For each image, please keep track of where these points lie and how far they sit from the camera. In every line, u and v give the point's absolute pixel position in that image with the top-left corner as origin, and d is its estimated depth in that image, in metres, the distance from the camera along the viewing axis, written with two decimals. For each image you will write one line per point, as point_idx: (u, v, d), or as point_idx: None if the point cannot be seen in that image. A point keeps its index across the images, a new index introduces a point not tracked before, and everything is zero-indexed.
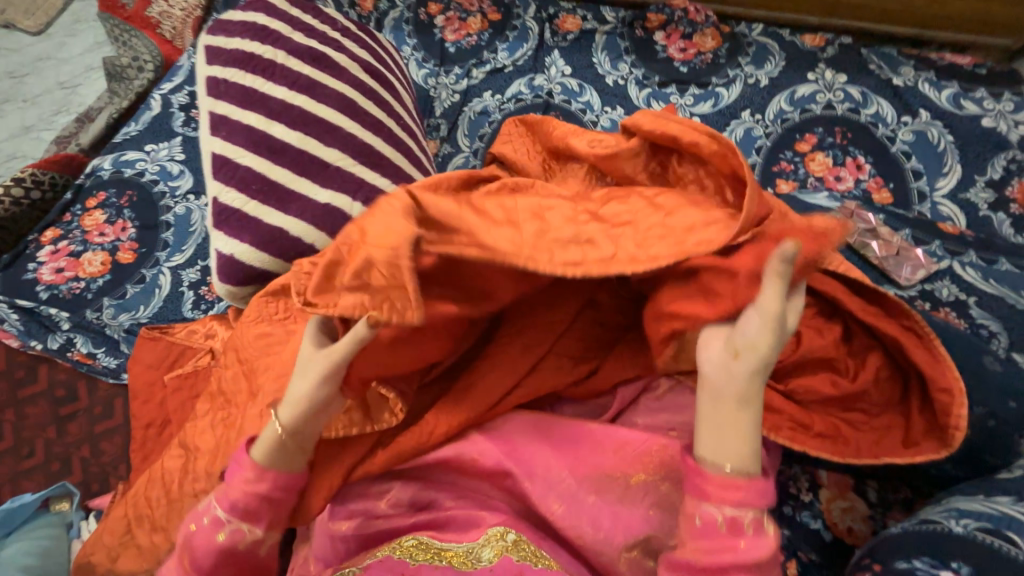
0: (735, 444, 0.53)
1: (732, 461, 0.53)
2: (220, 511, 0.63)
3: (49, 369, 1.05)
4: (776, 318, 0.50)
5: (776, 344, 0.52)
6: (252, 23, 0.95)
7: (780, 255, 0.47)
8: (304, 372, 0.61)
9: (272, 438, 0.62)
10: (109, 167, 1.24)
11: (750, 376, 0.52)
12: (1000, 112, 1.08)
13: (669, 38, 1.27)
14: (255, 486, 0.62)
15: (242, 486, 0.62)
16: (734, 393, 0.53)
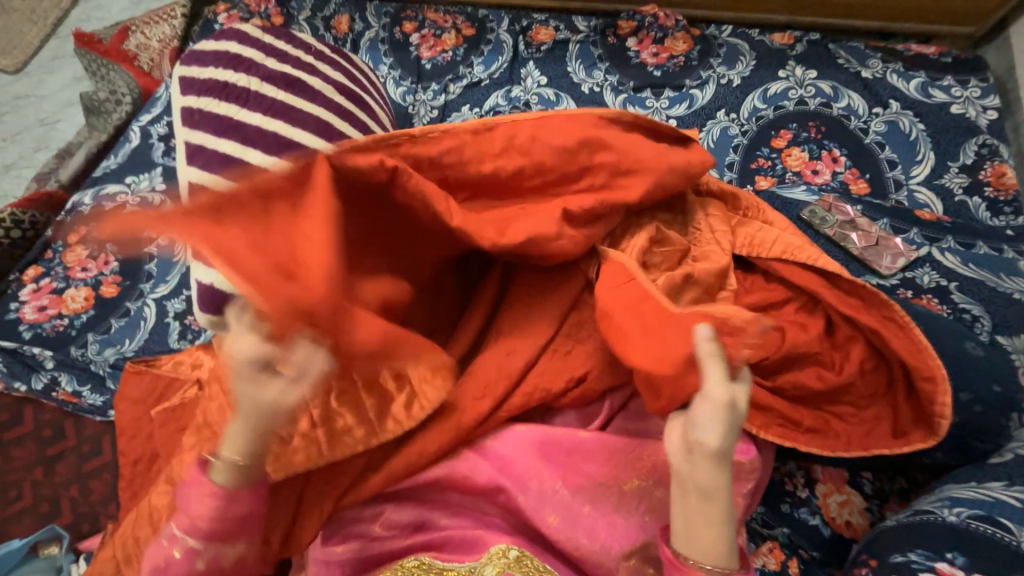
0: (709, 539, 0.56)
1: (708, 558, 0.56)
2: (192, 540, 0.59)
3: (33, 409, 1.03)
4: (721, 412, 0.54)
5: (727, 439, 0.55)
6: (225, 52, 0.95)
7: (701, 335, 0.55)
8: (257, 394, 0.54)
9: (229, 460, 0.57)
10: (89, 201, 1.23)
11: (708, 471, 0.55)
12: (967, 99, 1.10)
13: (641, 44, 1.29)
14: (228, 509, 0.58)
15: (206, 514, 0.58)
16: (697, 489, 0.56)
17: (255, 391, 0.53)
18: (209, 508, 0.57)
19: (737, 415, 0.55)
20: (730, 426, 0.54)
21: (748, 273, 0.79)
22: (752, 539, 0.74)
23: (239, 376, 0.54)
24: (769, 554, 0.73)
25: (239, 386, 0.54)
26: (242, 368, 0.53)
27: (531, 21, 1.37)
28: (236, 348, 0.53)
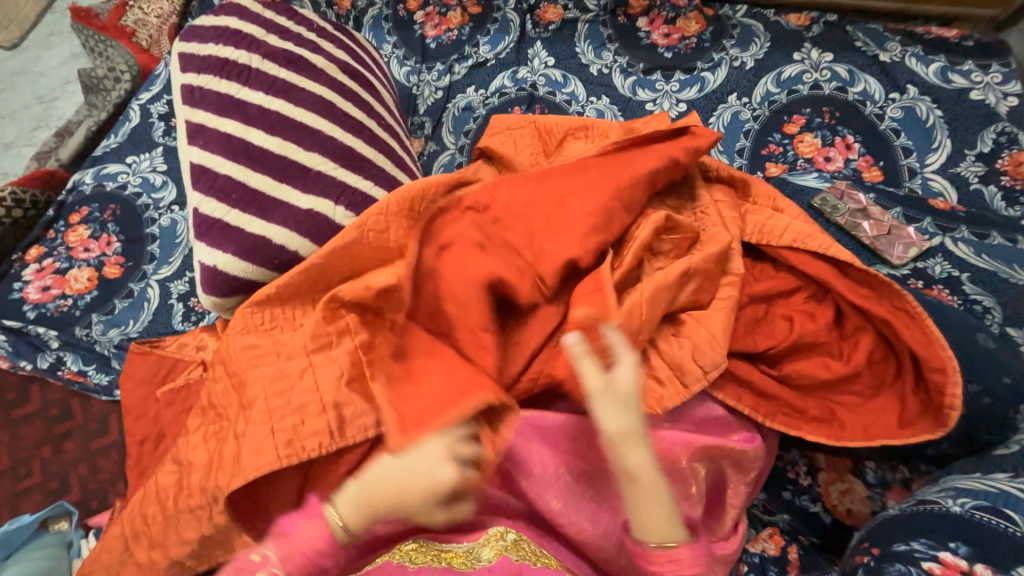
0: (650, 521, 0.57)
1: (668, 534, 0.57)
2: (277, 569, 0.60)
3: (40, 389, 1.03)
4: (608, 400, 0.56)
5: (627, 422, 0.56)
6: (225, 28, 0.93)
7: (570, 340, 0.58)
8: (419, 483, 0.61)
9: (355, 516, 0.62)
10: (91, 181, 1.22)
11: (630, 460, 0.56)
12: (987, 84, 1.07)
13: (652, 24, 1.25)
14: (322, 557, 0.62)
15: (308, 555, 0.61)
16: (628, 478, 0.57)
17: (427, 513, 0.61)
18: (315, 550, 0.61)
19: (626, 396, 0.56)
20: (622, 408, 0.56)
21: (758, 261, 0.78)
22: (753, 525, 0.77)
23: (422, 485, 0.60)
24: (768, 540, 0.76)
25: (411, 493, 0.60)
26: (425, 479, 0.60)
27: None
28: (435, 466, 0.60)
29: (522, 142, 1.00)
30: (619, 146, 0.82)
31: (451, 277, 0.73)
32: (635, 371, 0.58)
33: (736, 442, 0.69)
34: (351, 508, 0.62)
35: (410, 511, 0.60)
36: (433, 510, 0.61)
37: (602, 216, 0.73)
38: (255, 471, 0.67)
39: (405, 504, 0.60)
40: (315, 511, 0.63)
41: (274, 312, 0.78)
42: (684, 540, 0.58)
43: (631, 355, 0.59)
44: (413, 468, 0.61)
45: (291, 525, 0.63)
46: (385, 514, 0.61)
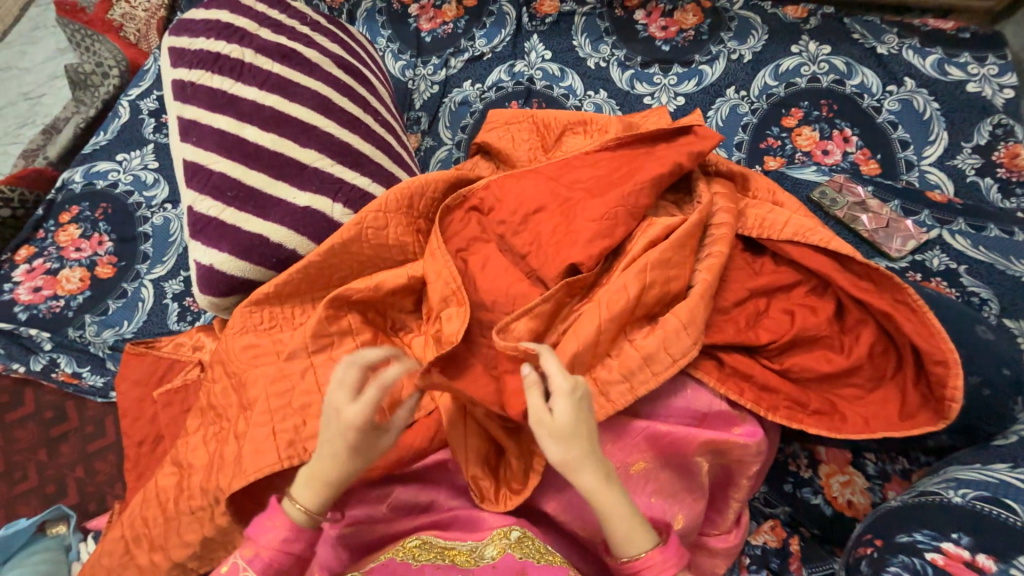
0: (610, 534, 0.60)
1: (639, 546, 0.59)
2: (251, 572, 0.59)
3: (35, 391, 1.02)
4: (548, 432, 0.58)
5: (562, 452, 0.58)
6: (216, 21, 0.91)
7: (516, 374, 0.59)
8: (334, 435, 0.58)
9: (307, 496, 0.60)
10: (80, 179, 1.20)
11: (584, 483, 0.58)
12: (984, 76, 1.07)
13: (649, 17, 1.24)
14: (290, 545, 0.60)
15: (276, 544, 0.59)
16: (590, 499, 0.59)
17: (362, 452, 0.59)
18: (281, 539, 0.59)
19: (559, 428, 0.57)
20: (555, 441, 0.57)
21: (758, 255, 0.78)
22: (754, 517, 0.77)
23: (339, 437, 0.58)
24: (770, 532, 0.75)
25: (340, 447, 0.58)
26: (340, 436, 0.58)
27: None
28: (340, 420, 0.57)
29: (520, 138, 0.99)
30: (620, 143, 0.82)
31: (461, 273, 0.74)
32: (569, 402, 0.57)
33: (738, 435, 0.69)
34: (305, 489, 0.60)
35: (341, 461, 0.59)
36: (368, 446, 0.59)
37: (604, 213, 0.73)
38: (257, 472, 0.66)
39: (340, 460, 0.59)
40: (272, 506, 0.61)
41: (272, 312, 0.78)
42: (649, 554, 0.59)
43: (566, 386, 0.58)
44: (326, 429, 0.59)
45: (256, 521, 0.61)
46: (333, 480, 0.60)
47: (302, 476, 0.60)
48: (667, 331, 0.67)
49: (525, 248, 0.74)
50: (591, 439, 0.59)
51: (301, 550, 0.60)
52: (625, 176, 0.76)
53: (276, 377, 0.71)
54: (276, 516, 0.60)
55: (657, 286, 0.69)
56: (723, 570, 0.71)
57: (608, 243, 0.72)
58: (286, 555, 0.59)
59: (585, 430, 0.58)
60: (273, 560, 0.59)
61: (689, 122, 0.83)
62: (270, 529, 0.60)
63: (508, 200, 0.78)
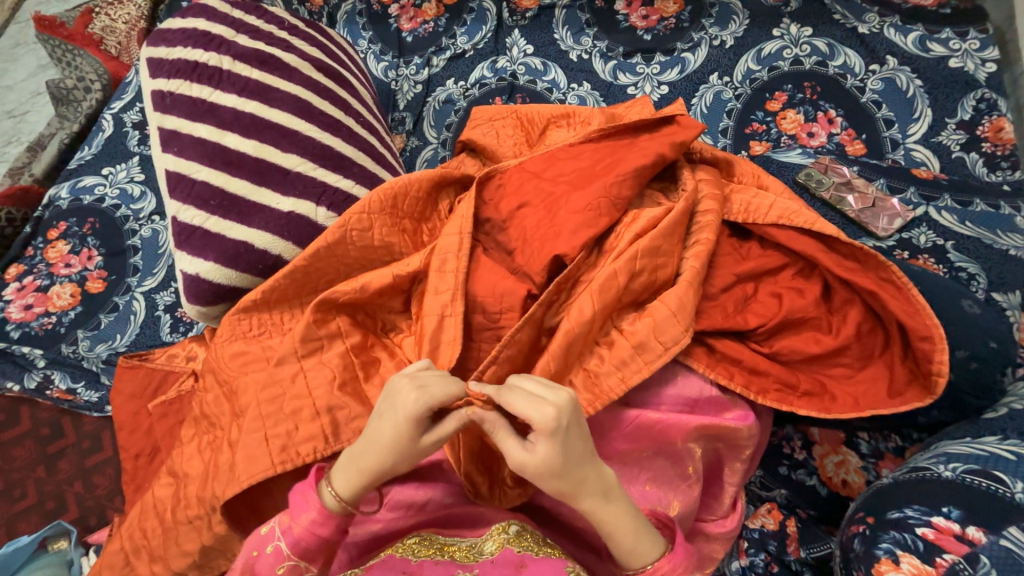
0: (618, 549, 0.61)
1: (648, 555, 0.61)
2: (283, 544, 0.61)
3: (30, 409, 1.02)
4: (533, 472, 0.57)
5: (557, 484, 0.58)
6: (193, 29, 0.90)
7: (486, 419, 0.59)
8: (390, 420, 0.59)
9: (347, 481, 0.61)
10: (67, 195, 1.19)
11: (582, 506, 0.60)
12: (966, 51, 1.07)
13: (630, 7, 1.23)
14: (319, 528, 0.61)
15: (306, 525, 0.61)
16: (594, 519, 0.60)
17: (412, 446, 0.59)
18: (311, 521, 0.61)
19: (545, 464, 0.57)
20: (549, 478, 0.57)
21: (745, 240, 0.78)
22: (751, 502, 0.78)
23: (390, 428, 0.59)
24: (767, 515, 0.76)
25: (390, 439, 0.59)
26: (392, 421, 0.58)
27: None
28: (398, 409, 0.58)
29: (504, 137, 0.99)
30: (603, 135, 0.82)
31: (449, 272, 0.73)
32: (549, 442, 0.56)
33: (730, 420, 0.69)
34: (343, 476, 0.62)
35: (386, 453, 0.60)
36: (413, 443, 0.59)
37: (586, 206, 0.73)
38: (251, 477, 0.66)
39: (386, 447, 0.59)
40: (312, 484, 0.63)
41: (261, 318, 0.78)
42: (656, 564, 0.60)
43: (545, 427, 0.55)
44: (381, 417, 0.60)
45: (292, 496, 0.63)
46: (371, 470, 0.61)
47: (347, 460, 0.62)
48: (659, 320, 0.67)
49: (510, 245, 0.75)
50: (580, 469, 0.58)
51: (328, 533, 0.62)
52: (608, 167, 0.76)
53: (268, 384, 0.71)
54: (312, 501, 0.61)
55: (644, 275, 0.70)
56: (722, 556, 0.71)
57: (592, 234, 0.72)
58: (315, 537, 0.61)
59: (574, 463, 0.57)
60: (303, 541, 0.61)
61: (669, 109, 0.83)
62: (304, 509, 0.61)
63: (493, 201, 0.79)
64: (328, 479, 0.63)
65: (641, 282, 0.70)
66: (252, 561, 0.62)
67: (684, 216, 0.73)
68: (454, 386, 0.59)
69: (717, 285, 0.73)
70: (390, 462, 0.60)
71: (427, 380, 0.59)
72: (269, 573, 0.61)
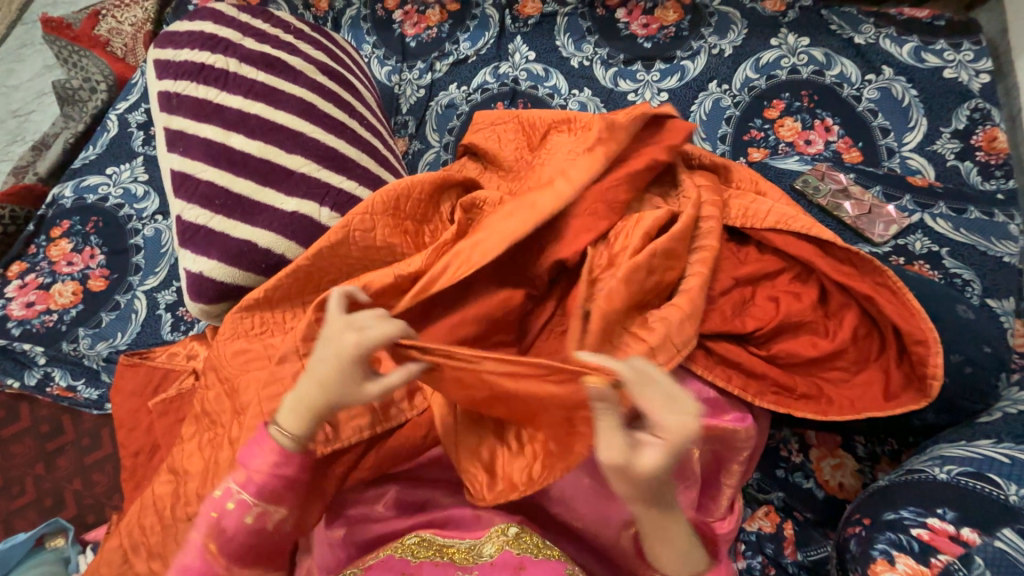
0: (668, 558, 0.59)
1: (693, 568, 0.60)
2: (246, 495, 0.62)
3: (30, 406, 1.02)
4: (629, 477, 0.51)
5: (647, 491, 0.52)
6: (200, 32, 0.91)
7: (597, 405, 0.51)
8: (331, 361, 0.59)
9: (292, 424, 0.62)
10: (71, 194, 1.20)
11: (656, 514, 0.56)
12: (960, 62, 1.09)
13: (631, 15, 1.26)
14: (279, 469, 0.62)
15: (262, 468, 0.62)
16: (659, 528, 0.57)
17: (350, 385, 0.59)
18: (271, 463, 0.62)
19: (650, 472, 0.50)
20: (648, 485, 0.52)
21: (744, 244, 0.79)
22: (749, 505, 0.78)
23: (332, 369, 0.59)
24: (765, 517, 0.76)
25: (325, 375, 0.59)
26: (334, 363, 0.59)
27: None
28: (338, 350, 0.59)
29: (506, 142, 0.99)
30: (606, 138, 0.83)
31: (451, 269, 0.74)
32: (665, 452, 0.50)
33: (729, 421, 0.70)
34: (288, 419, 0.62)
35: (328, 396, 0.59)
36: (355, 386, 0.59)
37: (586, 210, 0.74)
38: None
39: (328, 391, 0.59)
40: (263, 431, 0.63)
41: (263, 317, 0.78)
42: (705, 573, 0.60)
43: (674, 436, 0.49)
44: (323, 358, 0.60)
45: (248, 444, 0.64)
46: (316, 414, 0.61)
47: (292, 404, 0.62)
48: (659, 322, 0.67)
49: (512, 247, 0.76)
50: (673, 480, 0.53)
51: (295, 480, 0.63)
52: (609, 171, 0.77)
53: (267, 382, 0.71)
54: (263, 443, 0.63)
55: (644, 277, 0.70)
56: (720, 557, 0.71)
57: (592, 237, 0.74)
58: (278, 479, 0.62)
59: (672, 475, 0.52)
60: (266, 485, 0.62)
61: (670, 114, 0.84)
62: (259, 453, 0.62)
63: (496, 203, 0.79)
64: (275, 415, 0.64)
65: (640, 285, 0.70)
66: (213, 523, 0.62)
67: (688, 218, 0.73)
68: (390, 326, 0.59)
69: (718, 288, 0.74)
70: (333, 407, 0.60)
71: (367, 323, 0.60)
72: (236, 526, 0.61)
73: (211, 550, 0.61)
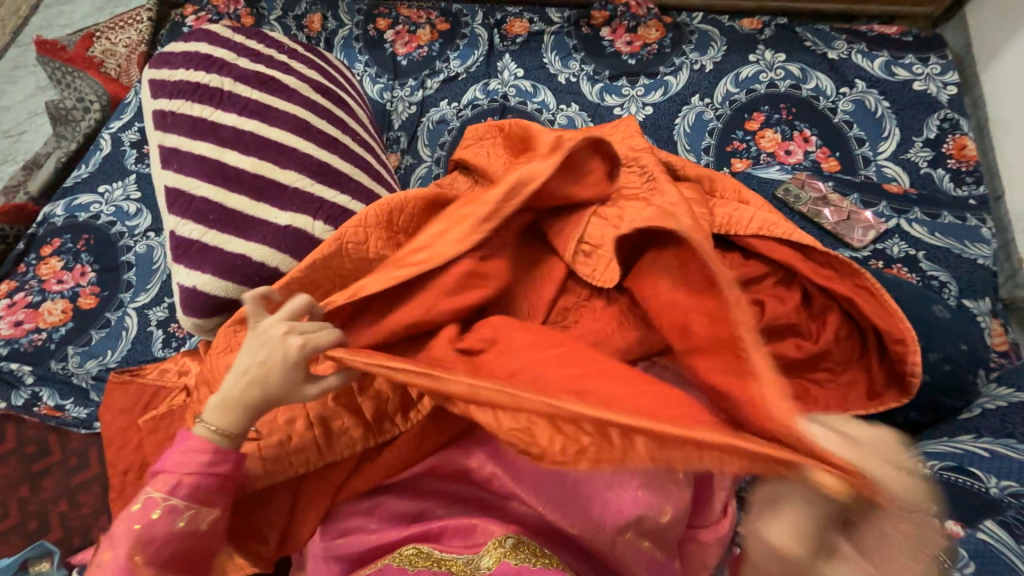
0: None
1: None
2: (175, 500, 0.56)
3: (16, 427, 1.00)
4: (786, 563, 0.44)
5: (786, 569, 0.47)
6: (195, 53, 0.94)
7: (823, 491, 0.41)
8: (265, 359, 0.57)
9: (219, 424, 0.58)
10: (62, 212, 1.20)
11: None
12: (928, 75, 1.14)
13: (615, 33, 1.30)
14: (213, 468, 0.58)
15: (193, 469, 0.57)
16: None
17: (284, 380, 0.57)
18: (202, 461, 0.57)
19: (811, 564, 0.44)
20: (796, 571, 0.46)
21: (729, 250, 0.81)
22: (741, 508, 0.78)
23: (264, 368, 0.57)
24: None
25: (258, 374, 0.57)
26: (270, 362, 0.57)
27: (505, 14, 1.37)
28: (275, 349, 0.57)
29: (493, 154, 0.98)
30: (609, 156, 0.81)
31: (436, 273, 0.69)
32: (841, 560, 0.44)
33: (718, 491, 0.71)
34: (217, 417, 0.59)
35: (260, 395, 0.57)
36: (291, 386, 0.57)
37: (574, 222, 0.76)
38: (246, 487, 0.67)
39: (262, 390, 0.57)
40: (187, 432, 0.59)
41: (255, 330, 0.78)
42: None
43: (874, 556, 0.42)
44: (255, 357, 0.58)
45: (171, 448, 0.59)
46: (246, 414, 0.58)
47: (218, 403, 0.58)
48: None
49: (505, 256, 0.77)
50: None
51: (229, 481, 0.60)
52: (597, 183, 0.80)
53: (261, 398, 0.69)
54: (186, 443, 0.58)
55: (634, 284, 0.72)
56: (715, 561, 0.72)
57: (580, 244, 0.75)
58: (211, 477, 0.58)
59: None
60: (200, 484, 0.58)
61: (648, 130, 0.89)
62: (187, 453, 0.58)
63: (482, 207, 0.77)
64: (200, 415, 0.60)
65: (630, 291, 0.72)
66: (136, 536, 0.55)
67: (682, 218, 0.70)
68: (330, 331, 0.60)
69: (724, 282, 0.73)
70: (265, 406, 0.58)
71: (306, 328, 0.60)
72: (166, 531, 0.56)
73: (137, 561, 0.54)
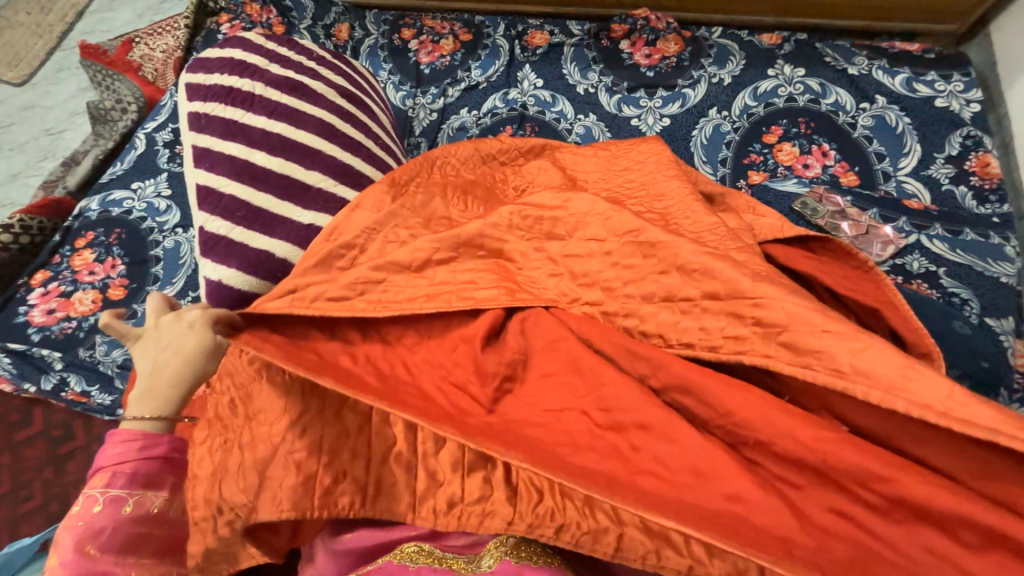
0: None
1: None
2: (117, 489, 0.66)
3: (44, 410, 1.04)
4: None
5: None
6: (229, 59, 0.98)
7: None
8: (157, 343, 0.68)
9: (141, 410, 0.68)
10: (97, 207, 1.25)
11: None
12: (950, 92, 1.14)
13: (634, 46, 1.32)
14: (149, 450, 0.68)
15: (135, 455, 0.67)
16: None
17: (190, 357, 0.68)
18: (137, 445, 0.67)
19: None
20: None
21: None
22: None
23: (158, 351, 0.68)
24: None
25: (155, 356, 0.68)
26: (162, 345, 0.68)
27: (527, 26, 1.41)
28: (164, 334, 0.68)
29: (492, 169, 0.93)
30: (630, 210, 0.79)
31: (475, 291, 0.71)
32: None
33: None
34: (139, 405, 0.68)
35: (162, 373, 0.68)
36: (185, 359, 0.68)
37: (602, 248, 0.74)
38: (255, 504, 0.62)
39: (164, 368, 0.68)
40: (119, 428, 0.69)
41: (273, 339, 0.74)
42: None
43: None
44: (149, 347, 0.69)
45: (108, 445, 0.68)
46: (159, 394, 0.68)
47: (135, 394, 0.68)
48: None
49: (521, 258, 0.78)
50: None
51: (165, 466, 0.69)
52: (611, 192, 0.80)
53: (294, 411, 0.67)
54: (117, 437, 0.68)
55: None
56: None
57: (590, 304, 0.69)
58: (151, 462, 0.68)
59: None
60: (141, 470, 0.67)
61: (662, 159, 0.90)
62: (123, 441, 0.67)
63: (469, 232, 0.74)
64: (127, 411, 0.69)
65: None
66: (83, 530, 0.64)
67: (722, 276, 0.61)
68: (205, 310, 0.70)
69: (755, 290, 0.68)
70: (170, 383, 0.68)
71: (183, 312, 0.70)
72: (113, 518, 0.65)
73: (89, 551, 0.63)
